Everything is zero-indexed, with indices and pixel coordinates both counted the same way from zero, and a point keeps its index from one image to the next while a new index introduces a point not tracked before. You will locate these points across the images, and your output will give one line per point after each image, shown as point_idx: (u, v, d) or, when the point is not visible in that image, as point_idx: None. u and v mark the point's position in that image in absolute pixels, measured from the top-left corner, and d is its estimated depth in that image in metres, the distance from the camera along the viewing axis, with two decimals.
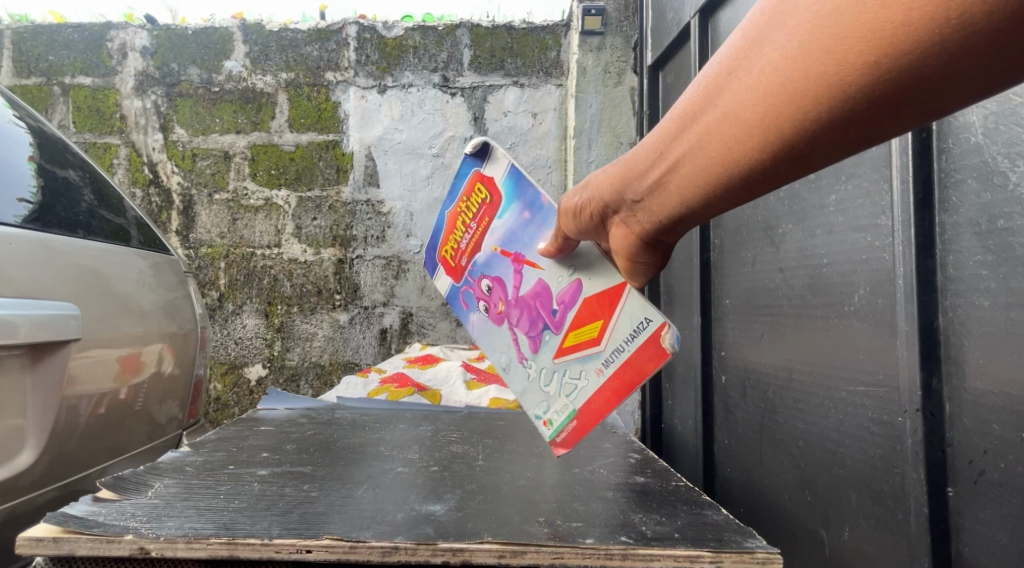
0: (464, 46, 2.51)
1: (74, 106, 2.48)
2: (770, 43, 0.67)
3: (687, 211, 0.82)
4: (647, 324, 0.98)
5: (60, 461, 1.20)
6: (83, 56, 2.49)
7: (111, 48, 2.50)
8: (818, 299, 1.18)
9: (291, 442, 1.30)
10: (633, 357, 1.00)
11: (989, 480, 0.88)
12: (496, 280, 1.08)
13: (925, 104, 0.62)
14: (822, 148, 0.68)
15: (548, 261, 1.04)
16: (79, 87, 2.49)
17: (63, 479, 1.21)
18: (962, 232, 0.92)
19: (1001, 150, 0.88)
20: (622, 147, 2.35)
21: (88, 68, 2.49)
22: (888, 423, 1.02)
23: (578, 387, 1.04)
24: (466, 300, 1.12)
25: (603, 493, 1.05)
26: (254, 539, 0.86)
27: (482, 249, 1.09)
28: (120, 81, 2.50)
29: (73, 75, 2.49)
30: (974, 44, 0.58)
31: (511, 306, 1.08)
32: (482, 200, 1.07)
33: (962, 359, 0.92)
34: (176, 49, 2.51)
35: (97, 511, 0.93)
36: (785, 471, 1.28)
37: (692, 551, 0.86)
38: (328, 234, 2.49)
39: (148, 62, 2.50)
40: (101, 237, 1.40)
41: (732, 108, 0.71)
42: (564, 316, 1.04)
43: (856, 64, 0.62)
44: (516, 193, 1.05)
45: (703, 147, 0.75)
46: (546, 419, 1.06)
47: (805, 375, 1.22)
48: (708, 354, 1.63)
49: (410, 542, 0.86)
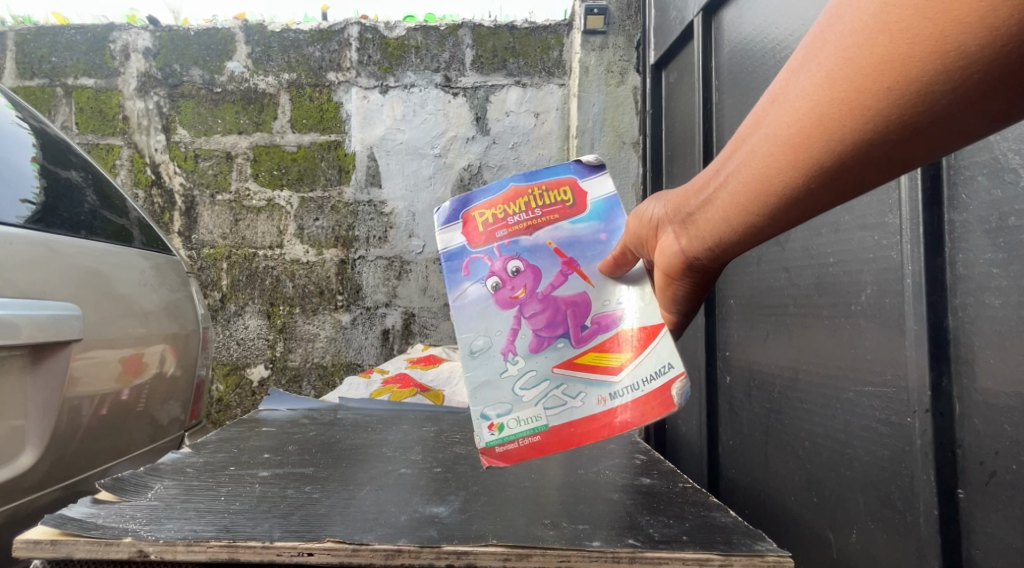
0: (466, 46, 2.50)
1: (76, 107, 2.48)
2: (804, 71, 0.67)
3: (730, 240, 0.81)
4: (666, 371, 0.89)
5: (62, 462, 1.19)
6: (86, 57, 2.49)
7: (114, 49, 2.49)
8: (824, 299, 1.17)
9: (292, 443, 1.29)
10: (636, 400, 0.89)
11: (1001, 481, 0.87)
12: (533, 269, 0.94)
13: (966, 124, 0.61)
14: (864, 173, 0.67)
15: (601, 280, 0.94)
16: (82, 88, 2.48)
17: (66, 480, 1.20)
18: (972, 229, 0.91)
19: (1012, 146, 0.86)
20: (625, 146, 2.32)
21: (91, 69, 2.49)
22: (896, 424, 1.01)
23: (564, 406, 0.91)
24: (472, 266, 0.95)
25: (608, 494, 1.04)
26: (254, 542, 0.84)
27: (534, 235, 0.95)
28: (123, 83, 2.49)
29: (76, 76, 2.48)
30: (996, 73, 0.57)
31: (536, 300, 0.94)
32: (561, 202, 0.96)
33: (972, 359, 0.91)
34: (179, 50, 2.50)
35: (95, 513, 0.92)
36: (791, 473, 1.26)
37: (700, 554, 0.85)
38: (330, 235, 2.49)
39: (151, 63, 2.50)
40: (104, 238, 1.39)
41: (764, 138, 0.72)
42: (592, 334, 0.93)
43: (881, 89, 0.62)
44: (606, 213, 0.96)
45: (743, 175, 0.75)
46: (499, 422, 0.91)
47: (811, 376, 1.21)
48: (713, 354, 1.62)
49: (413, 545, 0.84)
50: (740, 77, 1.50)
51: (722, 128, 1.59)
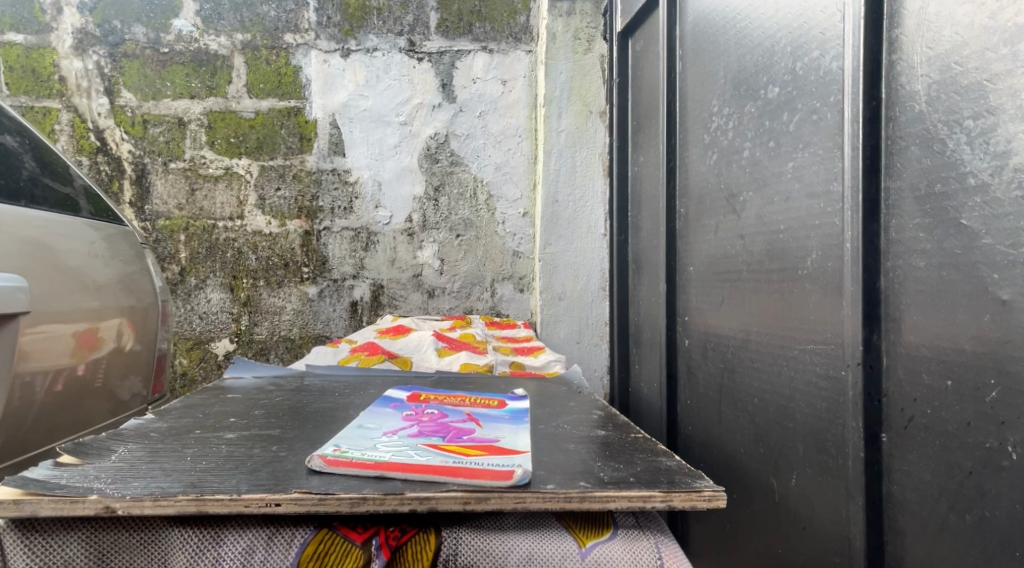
0: (430, 9, 2.50)
1: (7, 65, 2.42)
2: None
3: None
4: None
5: (18, 438, 1.22)
6: (13, 10, 2.42)
7: (44, 3, 2.43)
8: (775, 264, 1.24)
9: (259, 408, 1.32)
10: None
11: (917, 424, 0.94)
12: None
13: None
14: None
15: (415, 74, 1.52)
16: (10, 44, 2.42)
17: (22, 455, 1.23)
18: (904, 197, 0.96)
19: (942, 118, 0.91)
20: (592, 116, 2.36)
21: (19, 24, 2.42)
22: (834, 378, 1.08)
23: None
24: None
25: (567, 446, 1.10)
26: (222, 495, 0.89)
27: None
28: (57, 39, 2.44)
29: (3, 31, 2.42)
30: None
31: None
32: None
33: (899, 316, 0.97)
34: (118, 6, 2.45)
35: (57, 474, 0.95)
36: (741, 427, 1.34)
37: (644, 491, 0.92)
38: (294, 205, 2.49)
39: (87, 19, 2.45)
40: (45, 207, 1.40)
41: None
42: None
43: None
44: None
45: None
46: None
47: (762, 336, 1.28)
48: (673, 319, 1.68)
49: (377, 493, 0.89)
50: (703, 47, 1.53)
51: (684, 97, 1.63)
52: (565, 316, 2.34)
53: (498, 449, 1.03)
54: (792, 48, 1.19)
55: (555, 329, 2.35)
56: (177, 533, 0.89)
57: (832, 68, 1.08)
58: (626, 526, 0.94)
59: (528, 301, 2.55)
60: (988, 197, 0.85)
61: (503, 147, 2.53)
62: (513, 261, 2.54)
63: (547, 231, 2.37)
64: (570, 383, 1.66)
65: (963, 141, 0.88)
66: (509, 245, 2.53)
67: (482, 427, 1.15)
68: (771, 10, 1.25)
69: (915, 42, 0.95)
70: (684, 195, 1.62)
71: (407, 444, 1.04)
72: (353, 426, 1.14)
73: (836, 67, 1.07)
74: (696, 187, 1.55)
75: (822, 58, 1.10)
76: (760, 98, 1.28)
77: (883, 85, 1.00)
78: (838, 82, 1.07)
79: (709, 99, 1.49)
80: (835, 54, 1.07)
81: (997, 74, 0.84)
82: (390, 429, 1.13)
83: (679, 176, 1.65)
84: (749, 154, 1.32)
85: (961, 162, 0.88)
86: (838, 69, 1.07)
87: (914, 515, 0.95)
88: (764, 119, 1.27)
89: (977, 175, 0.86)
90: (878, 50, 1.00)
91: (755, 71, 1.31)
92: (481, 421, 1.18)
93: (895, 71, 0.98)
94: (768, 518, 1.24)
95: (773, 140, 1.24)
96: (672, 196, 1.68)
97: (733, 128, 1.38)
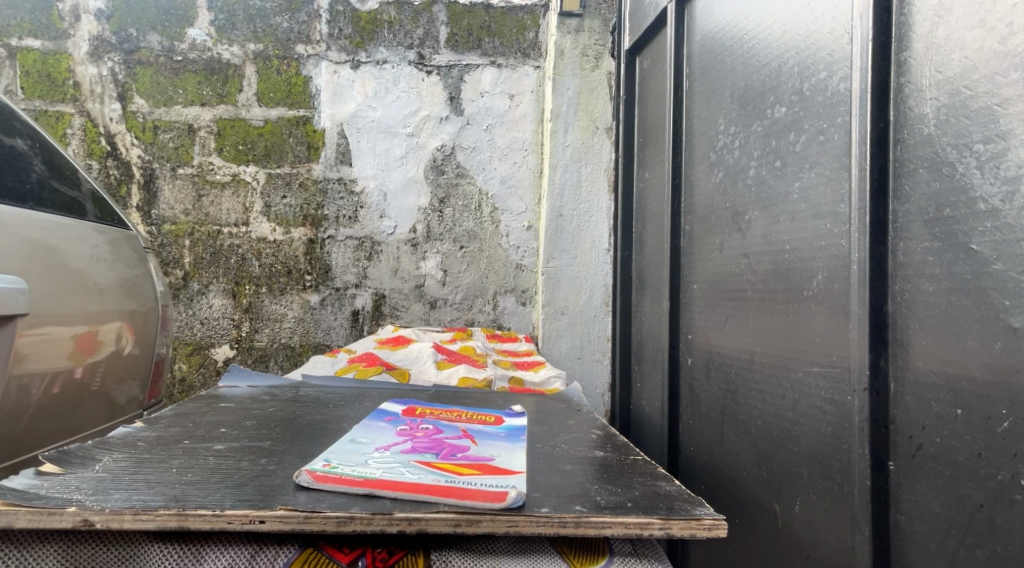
0: (440, 23, 2.50)
1: (22, 70, 2.42)
2: None
3: None
4: None
5: (9, 440, 1.19)
6: (31, 17, 2.42)
7: (63, 10, 2.44)
8: (780, 285, 1.21)
9: (252, 419, 1.30)
10: None
11: (926, 453, 0.92)
12: None
13: None
14: None
15: None
16: (26, 49, 2.42)
17: (11, 459, 1.20)
18: (912, 220, 0.94)
19: (951, 141, 0.89)
20: (598, 132, 2.35)
21: (37, 30, 2.42)
22: (839, 402, 1.05)
23: None
24: None
25: (562, 466, 1.08)
26: (204, 510, 0.87)
27: None
28: (74, 46, 2.44)
29: (21, 36, 2.42)
30: None
31: None
32: None
33: (906, 341, 0.95)
34: (135, 14, 2.46)
35: (37, 484, 0.93)
36: (743, 450, 1.31)
37: (642, 518, 0.90)
38: (299, 214, 2.48)
39: (104, 26, 2.45)
40: (52, 210, 1.39)
41: None
42: None
43: None
44: None
45: None
46: None
47: (767, 357, 1.25)
48: (675, 336, 1.66)
49: (365, 512, 0.87)
50: (710, 64, 1.52)
51: (691, 114, 1.61)
52: (567, 331, 2.32)
53: (492, 469, 1.01)
54: (800, 69, 1.17)
55: (557, 343, 2.33)
56: (158, 548, 0.87)
57: (839, 90, 1.06)
58: (622, 553, 0.92)
59: (530, 315, 2.53)
60: (999, 222, 0.82)
61: (509, 160, 2.52)
62: (515, 274, 2.52)
63: (551, 244, 2.35)
64: (570, 400, 1.64)
65: (973, 165, 0.86)
66: (513, 258, 2.51)
67: (477, 444, 1.12)
68: (778, 31, 1.24)
69: (923, 65, 0.93)
70: (689, 213, 1.60)
71: (399, 461, 1.02)
72: (345, 440, 1.12)
73: (843, 88, 1.05)
74: (702, 206, 1.53)
75: (829, 79, 1.09)
76: (766, 118, 1.26)
77: (892, 107, 0.98)
78: (845, 104, 1.05)
79: (716, 117, 1.47)
80: (842, 76, 1.06)
81: (1007, 99, 0.82)
82: (384, 444, 1.10)
83: (684, 192, 1.62)
84: (755, 173, 1.30)
85: (970, 186, 0.86)
86: (846, 92, 1.05)
87: (921, 546, 0.92)
88: (770, 138, 1.25)
89: (988, 200, 0.84)
90: (886, 73, 0.99)
91: (761, 91, 1.29)
92: (477, 438, 1.15)
93: (904, 93, 0.96)
94: (772, 544, 1.20)
95: (779, 159, 1.22)
96: (678, 212, 1.66)
97: (740, 146, 1.36)
